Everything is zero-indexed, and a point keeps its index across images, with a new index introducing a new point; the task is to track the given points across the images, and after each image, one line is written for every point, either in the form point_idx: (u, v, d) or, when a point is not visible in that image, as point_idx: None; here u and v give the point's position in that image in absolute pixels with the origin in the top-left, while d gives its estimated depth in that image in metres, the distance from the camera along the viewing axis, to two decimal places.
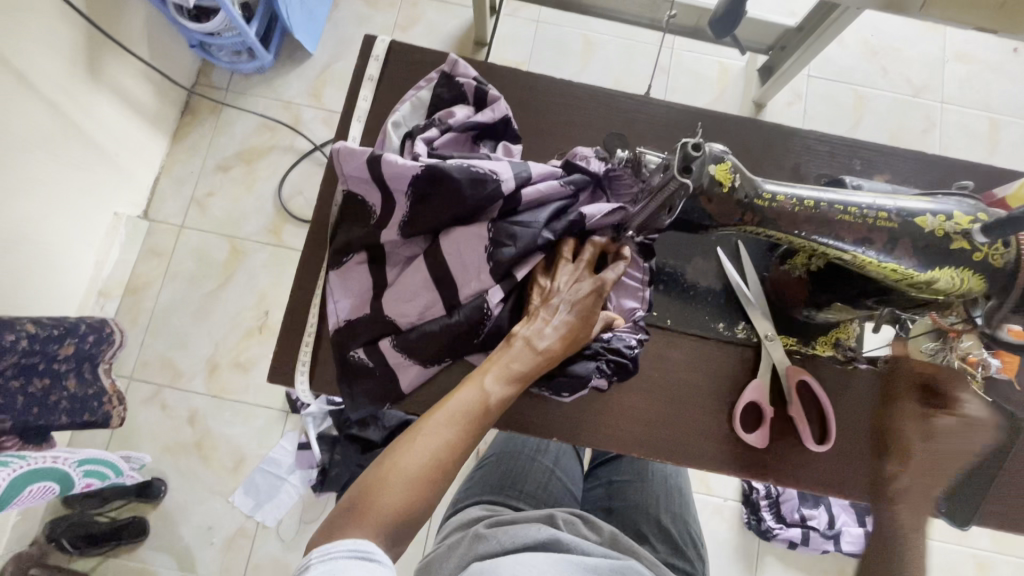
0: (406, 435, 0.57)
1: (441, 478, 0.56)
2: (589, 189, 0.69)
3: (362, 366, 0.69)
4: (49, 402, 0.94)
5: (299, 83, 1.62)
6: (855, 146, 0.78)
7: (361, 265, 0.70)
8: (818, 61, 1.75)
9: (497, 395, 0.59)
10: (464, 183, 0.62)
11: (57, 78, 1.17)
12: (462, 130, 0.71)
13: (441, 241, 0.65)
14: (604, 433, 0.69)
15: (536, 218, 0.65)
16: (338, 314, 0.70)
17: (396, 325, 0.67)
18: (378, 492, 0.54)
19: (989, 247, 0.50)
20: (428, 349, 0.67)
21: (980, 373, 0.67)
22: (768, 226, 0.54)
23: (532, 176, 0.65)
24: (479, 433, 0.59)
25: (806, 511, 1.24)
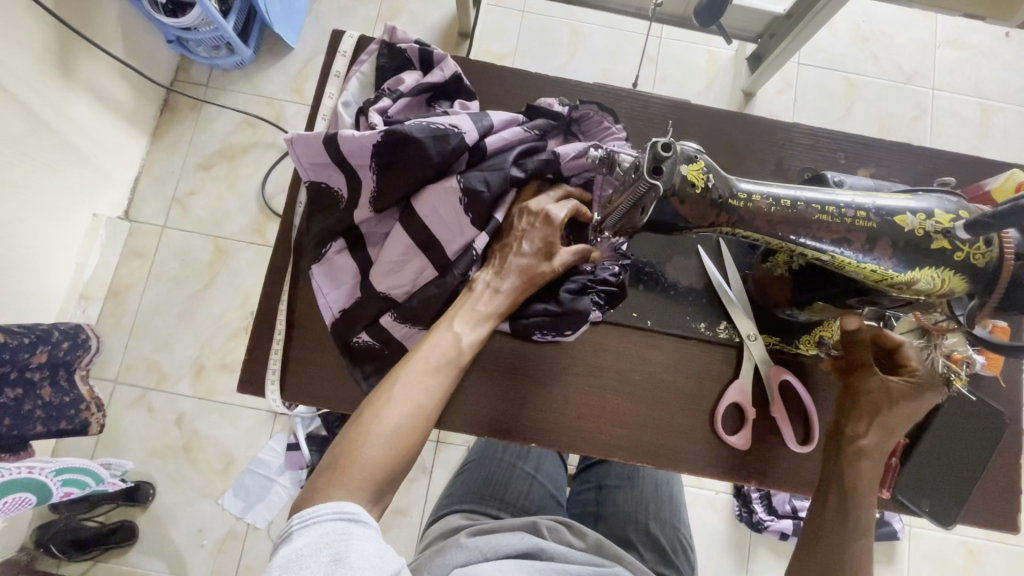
0: (382, 388, 0.57)
1: (425, 423, 0.57)
2: (557, 134, 0.70)
3: (367, 349, 0.67)
4: (23, 411, 0.92)
5: (281, 78, 1.59)
6: (838, 137, 0.76)
7: (342, 253, 0.68)
8: (808, 49, 1.72)
9: (470, 338, 0.61)
10: (427, 141, 0.61)
11: (27, 76, 1.13)
12: (413, 94, 0.70)
13: (416, 206, 0.65)
14: (586, 419, 0.68)
15: (504, 161, 0.64)
16: (331, 305, 0.67)
17: (392, 298, 0.66)
18: (358, 447, 0.53)
19: (970, 246, 0.48)
20: (426, 319, 0.66)
21: (965, 370, 0.65)
22: (742, 227, 0.52)
23: (494, 124, 0.65)
24: (458, 378, 0.60)
25: (797, 503, 1.23)
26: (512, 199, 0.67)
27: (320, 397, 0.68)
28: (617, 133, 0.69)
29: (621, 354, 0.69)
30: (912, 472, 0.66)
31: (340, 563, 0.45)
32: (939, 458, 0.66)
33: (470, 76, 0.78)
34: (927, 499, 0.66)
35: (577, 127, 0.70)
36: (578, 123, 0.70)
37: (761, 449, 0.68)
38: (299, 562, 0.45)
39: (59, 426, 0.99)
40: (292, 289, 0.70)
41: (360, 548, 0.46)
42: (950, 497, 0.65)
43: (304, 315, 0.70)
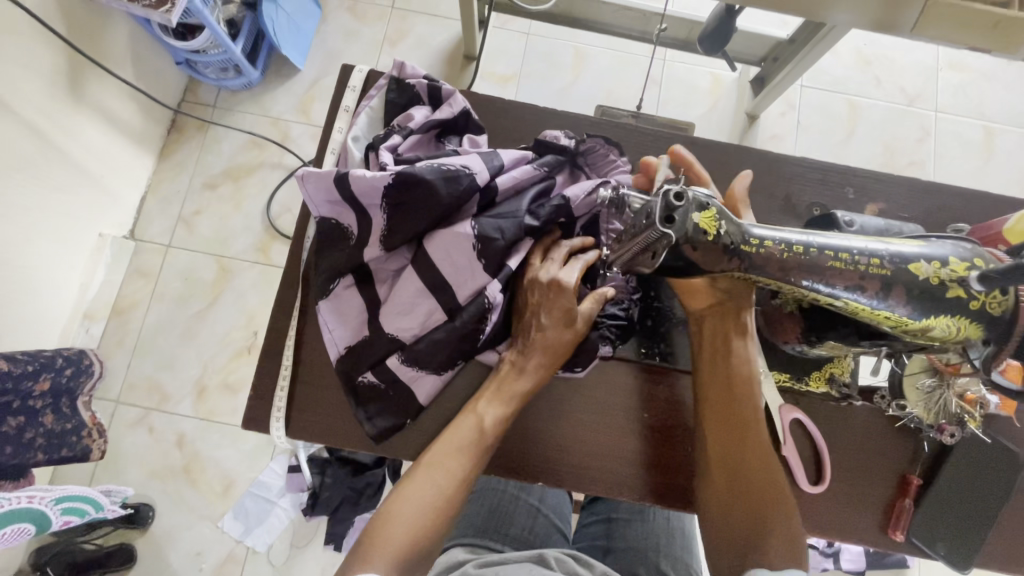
0: (407, 477, 0.60)
1: (452, 503, 0.58)
2: (565, 169, 0.69)
3: (371, 389, 0.66)
4: (24, 440, 0.90)
5: (288, 99, 1.60)
6: (848, 173, 0.75)
7: (349, 288, 0.68)
8: (812, 71, 1.74)
9: (491, 416, 0.61)
10: (438, 183, 0.61)
11: (37, 101, 1.14)
12: (423, 131, 0.70)
13: (427, 246, 0.64)
14: (614, 469, 0.67)
15: (518, 207, 0.64)
16: (338, 341, 0.67)
17: (399, 340, 0.65)
18: (383, 533, 0.55)
19: (986, 295, 0.46)
20: (435, 359, 0.65)
21: (980, 411, 0.64)
22: (755, 272, 0.50)
23: (504, 164, 0.65)
24: (482, 459, 0.61)
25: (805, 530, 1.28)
26: (529, 246, 0.66)
27: (323, 434, 0.67)
28: (622, 166, 0.69)
29: (640, 401, 0.68)
30: (928, 514, 0.64)
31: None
32: (954, 499, 0.65)
33: (478, 110, 0.78)
34: (943, 543, 0.64)
35: (584, 159, 0.70)
36: (585, 154, 0.70)
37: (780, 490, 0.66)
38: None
39: (61, 453, 0.98)
40: (298, 325, 0.70)
41: None
42: (965, 538, 0.64)
43: (311, 352, 0.69)
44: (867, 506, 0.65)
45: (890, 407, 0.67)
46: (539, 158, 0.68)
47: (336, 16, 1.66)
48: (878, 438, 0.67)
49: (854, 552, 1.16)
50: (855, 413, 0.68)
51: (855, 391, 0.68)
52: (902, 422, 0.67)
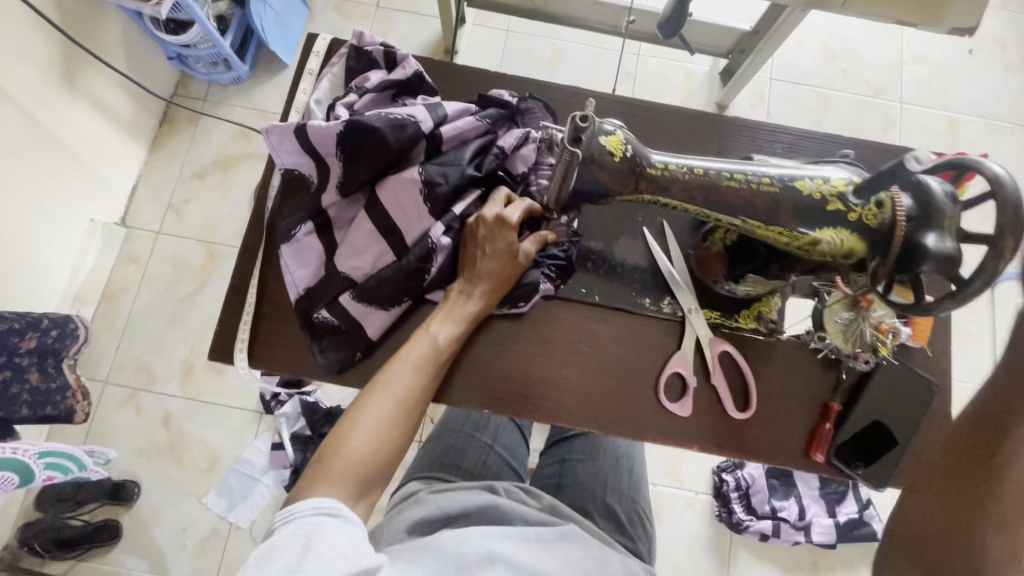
0: (364, 393, 0.62)
1: (409, 418, 0.62)
2: (507, 121, 0.75)
3: (328, 325, 0.71)
4: (9, 394, 0.95)
5: (275, 92, 1.67)
6: (777, 131, 0.81)
7: (311, 235, 0.72)
8: (781, 65, 1.81)
9: (446, 340, 0.66)
10: (386, 130, 0.67)
11: (31, 85, 1.21)
12: (378, 90, 0.76)
13: (379, 192, 0.70)
14: (566, 399, 0.71)
15: (461, 156, 0.70)
16: (297, 283, 0.72)
17: (351, 279, 0.70)
18: (344, 444, 0.58)
19: (862, 208, 0.53)
20: (385, 296, 0.70)
21: (892, 340, 0.69)
22: (663, 195, 0.57)
23: (448, 115, 0.71)
24: (436, 376, 0.65)
25: (776, 504, 1.34)
26: (475, 196, 0.72)
27: (283, 367, 0.73)
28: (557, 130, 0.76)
29: (587, 335, 0.73)
30: (845, 436, 0.69)
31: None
32: (870, 423, 0.70)
33: (435, 79, 0.84)
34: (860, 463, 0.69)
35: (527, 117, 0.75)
36: (527, 113, 0.75)
37: (702, 413, 0.71)
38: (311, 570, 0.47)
39: (45, 411, 1.02)
40: (263, 275, 0.75)
41: (332, 539, 0.50)
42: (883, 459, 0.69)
43: (275, 296, 0.74)
44: (787, 429, 0.71)
45: (813, 340, 0.73)
46: (483, 111, 0.73)
47: (322, 14, 1.74)
48: (801, 368, 0.73)
49: (824, 526, 1.32)
50: (781, 347, 0.73)
51: (780, 327, 0.74)
52: (823, 352, 0.73)
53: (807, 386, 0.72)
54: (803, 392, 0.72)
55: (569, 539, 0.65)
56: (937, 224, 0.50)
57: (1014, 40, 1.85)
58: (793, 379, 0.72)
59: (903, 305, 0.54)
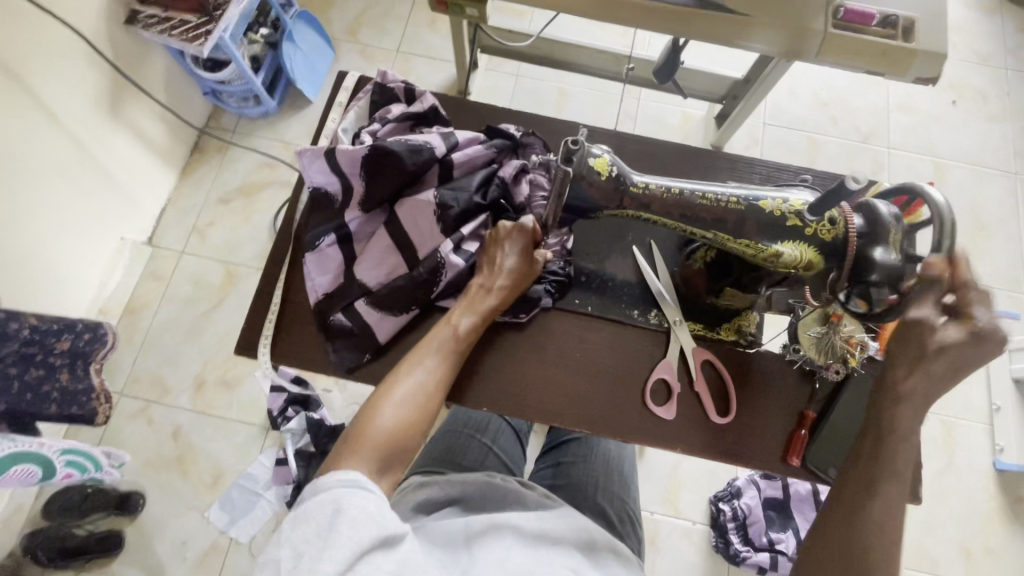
0: (391, 379, 0.68)
1: (430, 402, 0.68)
2: (511, 152, 0.84)
3: (341, 327, 0.78)
4: (42, 391, 1.02)
5: (300, 126, 1.80)
6: (755, 164, 0.89)
7: (333, 246, 0.80)
8: (773, 111, 1.92)
9: (465, 333, 0.72)
10: (404, 153, 0.76)
11: (81, 113, 1.33)
12: (399, 120, 0.85)
13: (398, 211, 0.79)
14: (568, 401, 0.77)
15: (469, 183, 0.79)
16: (318, 288, 0.79)
17: (366, 285, 0.78)
18: (371, 424, 0.64)
19: (817, 223, 0.61)
20: (399, 301, 0.77)
21: (861, 353, 0.74)
22: (645, 210, 0.65)
23: (459, 142, 0.80)
24: (454, 365, 0.71)
25: (774, 535, 1.35)
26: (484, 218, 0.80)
27: (299, 360, 0.79)
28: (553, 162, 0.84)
29: (586, 343, 0.80)
30: (821, 442, 0.74)
31: (390, 550, 0.55)
32: (845, 430, 0.74)
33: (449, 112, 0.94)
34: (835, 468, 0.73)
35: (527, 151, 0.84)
36: (528, 146, 0.84)
37: (687, 418, 0.76)
38: (341, 529, 0.53)
39: (70, 410, 1.09)
40: (285, 282, 0.83)
41: (360, 506, 0.55)
42: None
43: (295, 302, 0.82)
44: (766, 434, 0.76)
45: (788, 352, 0.78)
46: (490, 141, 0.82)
47: (347, 57, 1.89)
48: (778, 375, 0.78)
49: None
50: (759, 358, 0.79)
51: (757, 339, 0.80)
52: (799, 364, 0.78)
53: (785, 395, 0.77)
54: (783, 398, 0.77)
55: (567, 515, 0.72)
56: (883, 239, 0.58)
57: (994, 93, 1.97)
58: (774, 386, 0.78)
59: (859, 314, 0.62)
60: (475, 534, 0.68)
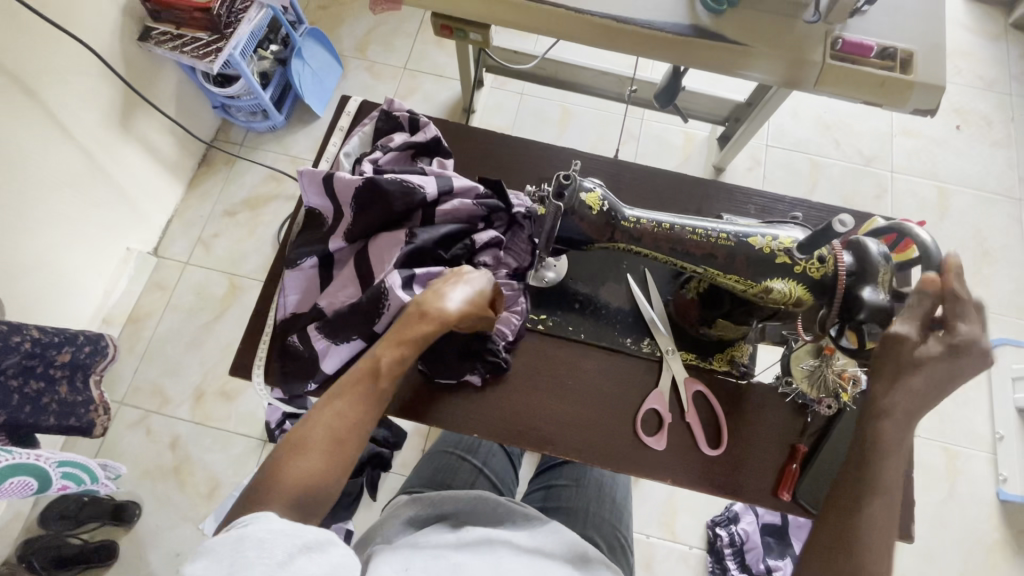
0: (310, 415, 0.64)
1: (348, 442, 0.63)
2: (501, 220, 0.82)
3: (295, 349, 0.79)
4: (41, 403, 1.02)
5: (306, 140, 1.83)
6: (750, 193, 0.90)
7: (312, 269, 0.81)
8: (777, 133, 1.93)
9: (388, 366, 0.66)
10: (396, 193, 0.76)
11: (91, 127, 1.36)
12: (400, 150, 0.86)
13: (368, 245, 0.78)
14: (563, 430, 0.77)
15: (440, 229, 0.77)
16: (287, 305, 0.81)
17: (323, 311, 0.78)
18: (283, 468, 0.60)
19: (807, 261, 0.61)
20: (344, 331, 0.76)
21: (852, 387, 0.75)
22: (636, 244, 0.66)
23: (453, 187, 0.79)
24: (378, 398, 0.65)
25: (772, 563, 1.32)
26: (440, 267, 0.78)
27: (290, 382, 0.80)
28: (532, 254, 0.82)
29: (578, 371, 0.80)
30: (813, 475, 0.74)
31: (317, 553, 0.53)
32: (836, 463, 0.74)
33: (448, 137, 0.95)
34: (825, 503, 0.72)
35: (518, 231, 0.83)
36: (521, 228, 0.83)
37: (676, 450, 0.76)
38: (249, 554, 0.50)
39: (68, 422, 1.09)
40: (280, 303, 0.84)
41: (266, 528, 0.52)
42: None
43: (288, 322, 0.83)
44: (757, 466, 0.75)
45: (781, 385, 0.78)
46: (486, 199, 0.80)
47: (355, 74, 1.92)
48: (770, 407, 0.78)
49: None
50: (751, 389, 0.79)
51: (750, 371, 0.80)
52: (791, 398, 0.78)
53: (776, 426, 0.77)
54: (774, 430, 0.77)
55: (555, 530, 0.74)
56: (872, 278, 0.58)
57: (999, 118, 1.97)
58: (766, 417, 0.77)
59: (853, 351, 0.61)
60: (467, 542, 0.68)
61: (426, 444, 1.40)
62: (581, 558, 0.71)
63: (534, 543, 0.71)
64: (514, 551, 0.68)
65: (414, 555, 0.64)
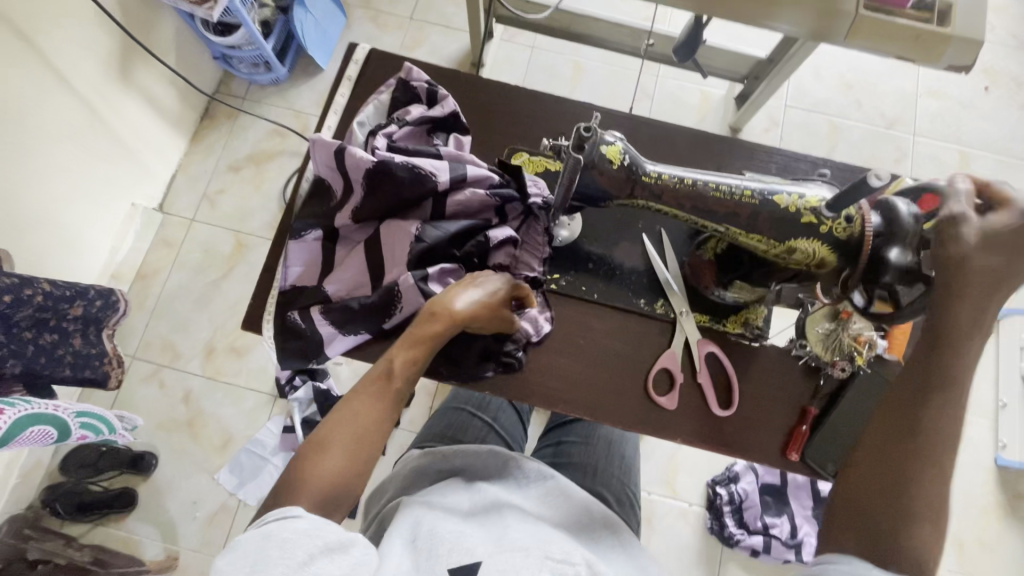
0: (330, 417, 0.64)
1: (372, 441, 0.64)
2: (519, 216, 0.78)
3: (294, 325, 0.76)
4: (56, 354, 1.03)
5: (310, 94, 1.77)
6: (773, 152, 0.87)
7: (317, 242, 0.79)
8: (796, 93, 1.86)
9: (401, 366, 0.66)
10: (405, 179, 0.73)
11: (91, 77, 1.32)
12: (416, 124, 0.82)
13: (379, 230, 0.76)
14: (574, 387, 0.77)
15: (449, 227, 0.74)
16: (287, 277, 0.78)
17: (327, 294, 0.77)
18: (306, 469, 0.60)
19: (833, 221, 0.60)
20: (353, 322, 0.75)
21: (869, 351, 0.74)
22: (657, 201, 0.64)
23: (467, 176, 0.75)
24: (393, 399, 0.66)
25: (769, 520, 1.37)
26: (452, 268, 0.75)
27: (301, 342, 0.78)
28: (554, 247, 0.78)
29: (591, 329, 0.79)
30: (821, 439, 0.74)
31: (339, 555, 0.54)
32: (847, 426, 0.74)
33: (460, 89, 0.91)
34: (833, 464, 0.73)
35: (533, 222, 0.78)
36: (536, 219, 0.78)
37: (689, 412, 0.76)
38: (272, 552, 0.51)
39: (84, 374, 1.11)
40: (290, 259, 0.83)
41: (289, 528, 0.53)
42: None
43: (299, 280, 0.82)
44: (767, 427, 0.76)
45: (795, 347, 0.78)
46: (501, 188, 0.76)
47: (359, 24, 1.84)
48: (783, 368, 0.78)
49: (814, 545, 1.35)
50: (764, 351, 0.79)
51: (765, 333, 0.79)
52: (805, 360, 0.77)
53: (789, 390, 0.77)
54: (785, 392, 0.77)
55: (563, 499, 0.74)
56: (900, 240, 0.56)
57: None
58: (779, 380, 0.77)
59: (877, 315, 0.60)
60: (475, 511, 0.69)
61: (434, 401, 1.42)
62: (584, 528, 0.73)
63: (537, 510, 0.73)
64: (520, 516, 0.69)
65: (421, 518, 0.65)
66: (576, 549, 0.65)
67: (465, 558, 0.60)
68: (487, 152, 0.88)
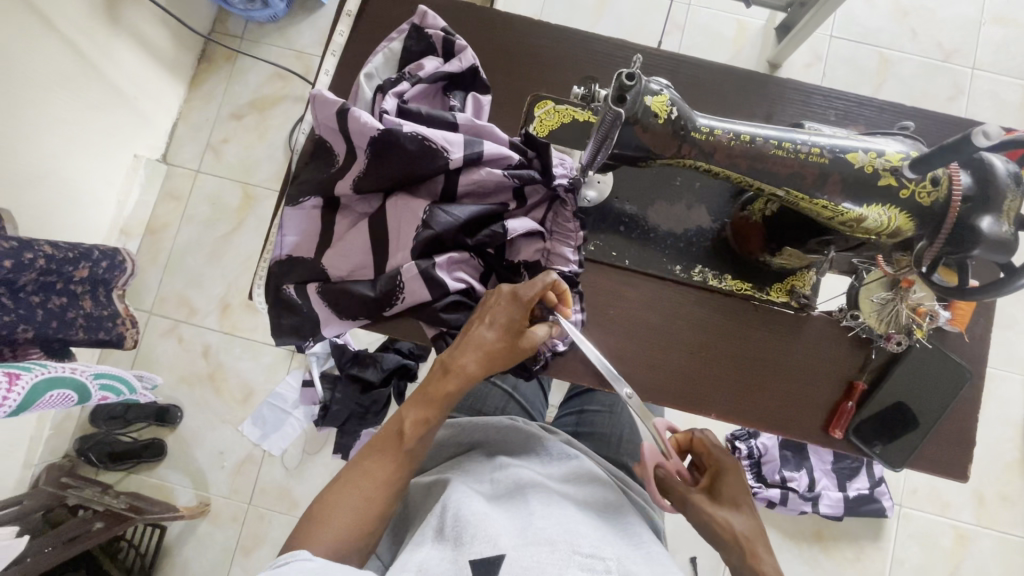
0: (345, 474, 0.61)
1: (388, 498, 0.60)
2: (543, 202, 0.71)
3: (289, 300, 0.71)
4: (67, 318, 1.01)
5: (312, 32, 1.64)
6: (831, 96, 0.76)
7: (315, 209, 0.72)
8: (844, 21, 1.67)
9: (412, 421, 0.62)
10: (415, 152, 0.65)
11: (76, 18, 1.22)
12: (430, 82, 0.72)
13: (386, 204, 0.69)
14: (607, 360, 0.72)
15: (462, 212, 0.67)
16: (283, 246, 0.72)
17: (327, 273, 0.71)
18: (315, 529, 0.58)
19: (916, 184, 0.52)
20: (351, 307, 0.70)
21: (928, 323, 0.69)
22: (707, 159, 0.57)
23: (483, 154, 0.67)
24: (407, 457, 0.61)
25: (787, 474, 1.33)
26: (468, 258, 0.69)
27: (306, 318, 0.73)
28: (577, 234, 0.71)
29: (623, 298, 0.74)
30: (867, 416, 0.70)
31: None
32: (896, 401, 0.70)
33: (477, 27, 0.81)
34: (879, 442, 0.70)
35: (559, 208, 0.72)
36: (563, 203, 0.71)
37: (722, 386, 0.72)
38: None
39: (98, 336, 1.09)
40: None
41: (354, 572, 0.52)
42: (905, 441, 0.69)
43: None
44: (809, 405, 0.72)
45: (845, 318, 0.72)
46: (519, 169, 0.69)
47: None
48: (829, 341, 0.72)
49: (832, 498, 1.32)
50: (810, 322, 0.73)
51: (813, 303, 0.72)
52: (854, 332, 0.72)
53: (831, 364, 0.72)
54: (831, 366, 0.72)
55: (590, 477, 0.71)
56: (995, 207, 0.50)
57: None
58: (821, 355, 0.72)
59: (945, 289, 0.55)
60: (500, 493, 0.66)
61: None
62: (610, 505, 0.68)
63: (564, 487, 0.69)
64: (546, 495, 0.65)
65: (447, 499, 0.63)
66: (605, 544, 0.60)
67: (488, 548, 0.56)
68: (507, 102, 0.79)
